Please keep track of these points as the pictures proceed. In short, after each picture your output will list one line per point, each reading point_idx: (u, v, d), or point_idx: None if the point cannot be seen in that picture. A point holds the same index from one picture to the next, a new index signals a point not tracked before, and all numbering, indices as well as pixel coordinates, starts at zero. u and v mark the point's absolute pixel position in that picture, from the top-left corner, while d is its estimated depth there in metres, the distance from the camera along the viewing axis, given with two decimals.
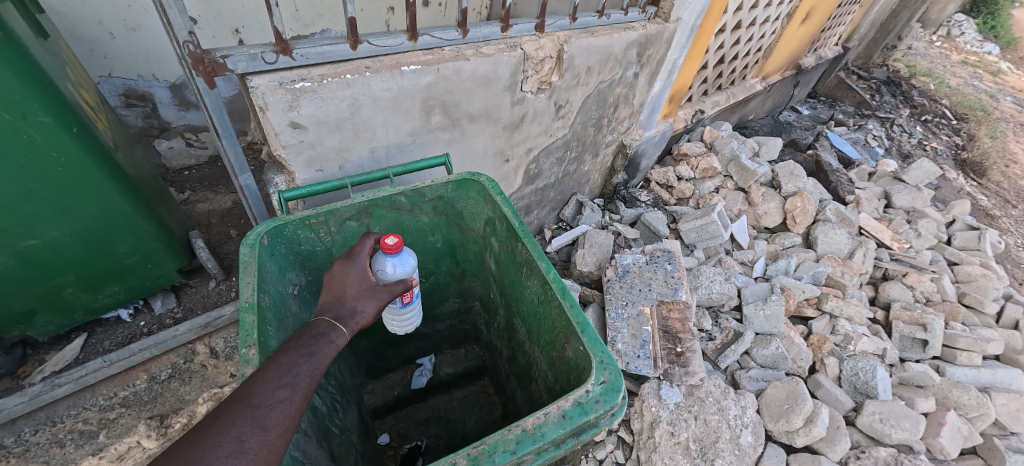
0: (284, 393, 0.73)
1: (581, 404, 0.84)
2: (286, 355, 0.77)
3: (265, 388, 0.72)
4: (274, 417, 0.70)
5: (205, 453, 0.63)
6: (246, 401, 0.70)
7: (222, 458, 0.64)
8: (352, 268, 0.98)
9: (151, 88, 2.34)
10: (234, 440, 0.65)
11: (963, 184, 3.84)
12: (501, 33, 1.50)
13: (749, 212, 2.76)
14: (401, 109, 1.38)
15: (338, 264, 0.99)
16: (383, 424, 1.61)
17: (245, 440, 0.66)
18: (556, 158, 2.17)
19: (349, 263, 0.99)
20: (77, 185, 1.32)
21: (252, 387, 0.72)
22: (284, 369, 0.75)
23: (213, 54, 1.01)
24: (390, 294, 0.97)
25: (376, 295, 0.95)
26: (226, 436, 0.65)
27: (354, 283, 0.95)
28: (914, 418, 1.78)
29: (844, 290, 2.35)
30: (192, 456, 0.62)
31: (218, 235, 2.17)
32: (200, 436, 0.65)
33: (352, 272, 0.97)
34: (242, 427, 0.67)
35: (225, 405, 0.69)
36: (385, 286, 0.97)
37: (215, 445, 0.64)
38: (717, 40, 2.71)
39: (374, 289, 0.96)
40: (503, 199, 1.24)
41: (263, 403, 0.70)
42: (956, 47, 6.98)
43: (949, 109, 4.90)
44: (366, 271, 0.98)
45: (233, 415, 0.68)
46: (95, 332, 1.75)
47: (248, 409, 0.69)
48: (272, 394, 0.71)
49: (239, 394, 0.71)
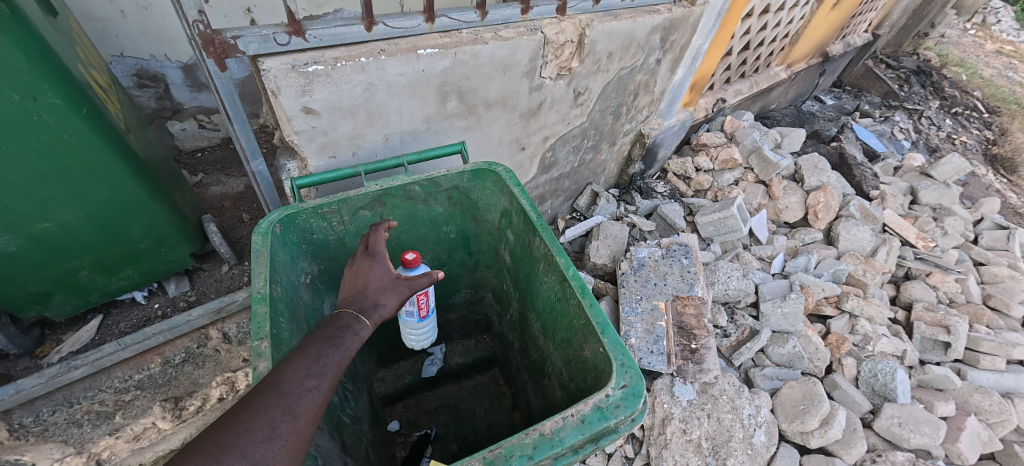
0: (312, 382, 0.71)
1: (601, 409, 0.81)
2: (314, 345, 0.76)
3: (294, 377, 0.70)
4: (304, 405, 0.68)
5: (240, 437, 0.62)
6: (277, 389, 0.68)
7: (254, 443, 0.62)
8: (374, 263, 0.96)
9: (163, 68, 2.31)
10: (267, 426, 0.64)
11: (992, 181, 3.71)
12: (521, 16, 1.43)
13: (769, 206, 2.69)
14: (416, 95, 1.33)
15: (360, 258, 0.98)
16: (393, 411, 1.61)
17: (277, 426, 0.65)
18: (572, 146, 2.11)
19: (372, 258, 0.97)
20: (90, 168, 1.30)
21: (282, 376, 0.70)
22: (312, 359, 0.73)
23: (224, 35, 0.97)
24: (411, 288, 0.94)
25: (397, 289, 0.93)
26: (259, 422, 0.64)
27: (376, 277, 0.94)
28: (934, 423, 1.74)
29: (865, 289, 2.28)
30: (227, 439, 0.61)
31: (231, 219, 2.16)
32: (233, 421, 0.63)
33: (374, 267, 0.95)
34: (274, 413, 0.65)
35: (257, 392, 0.67)
36: (406, 280, 0.94)
37: (249, 429, 0.62)
38: (743, 25, 2.61)
39: (395, 283, 0.94)
40: (521, 190, 1.20)
41: (294, 391, 0.68)
42: (992, 37, 6.65)
43: (981, 102, 4.71)
44: (387, 266, 0.96)
45: (264, 402, 0.66)
46: (111, 314, 1.76)
47: (279, 396, 0.67)
48: (301, 383, 0.70)
49: (270, 381, 0.69)
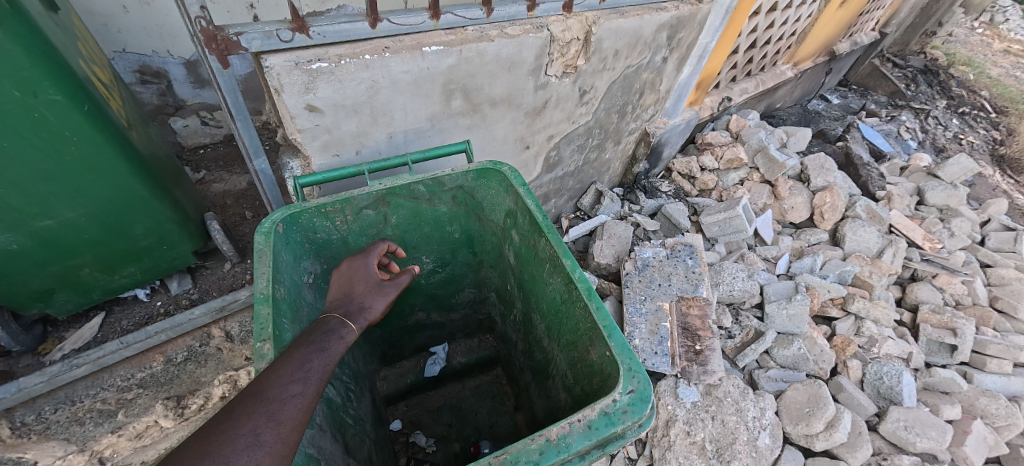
0: (296, 387, 0.70)
1: (608, 414, 0.80)
2: (298, 350, 0.75)
3: (278, 383, 0.69)
4: (288, 411, 0.67)
5: (223, 445, 0.60)
6: (260, 396, 0.67)
7: (238, 451, 0.60)
8: (360, 266, 0.99)
9: (165, 64, 2.30)
10: (250, 433, 0.62)
11: (1000, 182, 3.68)
12: (527, 12, 1.41)
13: (774, 207, 2.66)
14: (420, 93, 1.32)
15: (346, 261, 1.01)
16: (395, 411, 1.60)
17: (261, 433, 0.63)
18: (577, 145, 2.09)
19: (357, 261, 1.00)
20: (92, 166, 1.29)
21: (266, 382, 0.69)
22: (297, 365, 0.73)
23: (227, 31, 0.95)
24: (397, 289, 0.98)
25: (383, 291, 0.96)
26: (242, 429, 0.62)
27: (361, 281, 0.97)
28: (941, 427, 1.72)
29: (871, 290, 2.26)
30: (210, 448, 0.59)
31: (233, 216, 2.15)
32: (216, 429, 0.62)
33: (359, 270, 0.99)
34: (258, 420, 0.64)
35: (240, 400, 0.66)
36: (391, 281, 0.98)
37: (232, 437, 0.61)
38: (750, 23, 2.58)
39: (381, 285, 0.97)
40: (527, 190, 1.18)
41: (277, 397, 0.67)
42: (1000, 36, 6.58)
43: (989, 101, 4.67)
44: (372, 269, 1.00)
45: (247, 409, 0.65)
46: (113, 311, 1.76)
47: (262, 403, 0.66)
48: (285, 389, 0.69)
49: (253, 388, 0.68)
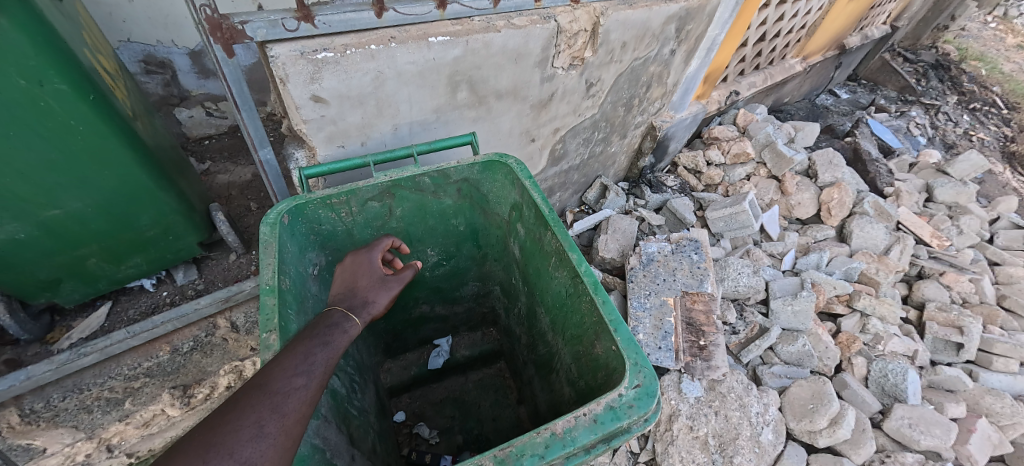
0: (300, 380, 0.70)
1: (613, 408, 0.80)
2: (301, 344, 0.75)
3: (282, 375, 0.69)
4: (292, 403, 0.67)
5: (227, 437, 0.60)
6: (263, 388, 0.67)
7: (242, 442, 0.60)
8: (363, 261, 0.99)
9: (170, 55, 2.29)
10: (254, 425, 0.62)
11: (1010, 179, 3.64)
12: (534, 3, 1.39)
13: (781, 202, 2.63)
14: (426, 84, 1.31)
15: (350, 256, 1.01)
16: (399, 402, 1.60)
17: (265, 425, 0.63)
18: (583, 138, 2.08)
19: (361, 256, 1.00)
20: (97, 156, 1.29)
21: (270, 374, 0.69)
22: (300, 358, 0.72)
23: (232, 20, 0.95)
24: (401, 283, 0.98)
25: (386, 286, 0.96)
26: (245, 421, 0.62)
27: (364, 275, 0.97)
28: (945, 424, 1.71)
29: (877, 288, 2.25)
30: (214, 439, 0.59)
31: (238, 207, 2.15)
32: (219, 421, 0.62)
33: (363, 265, 0.99)
34: (262, 412, 0.64)
35: (244, 392, 0.66)
36: (395, 276, 0.98)
37: (236, 428, 0.61)
38: (760, 15, 2.54)
39: (384, 280, 0.97)
40: (533, 183, 1.18)
41: (281, 390, 0.67)
42: (1014, 30, 6.46)
43: (1001, 97, 4.60)
44: (376, 264, 1.00)
45: (251, 401, 0.65)
46: (120, 301, 1.77)
47: (266, 395, 0.66)
48: (289, 382, 0.69)
49: (256, 381, 0.68)
